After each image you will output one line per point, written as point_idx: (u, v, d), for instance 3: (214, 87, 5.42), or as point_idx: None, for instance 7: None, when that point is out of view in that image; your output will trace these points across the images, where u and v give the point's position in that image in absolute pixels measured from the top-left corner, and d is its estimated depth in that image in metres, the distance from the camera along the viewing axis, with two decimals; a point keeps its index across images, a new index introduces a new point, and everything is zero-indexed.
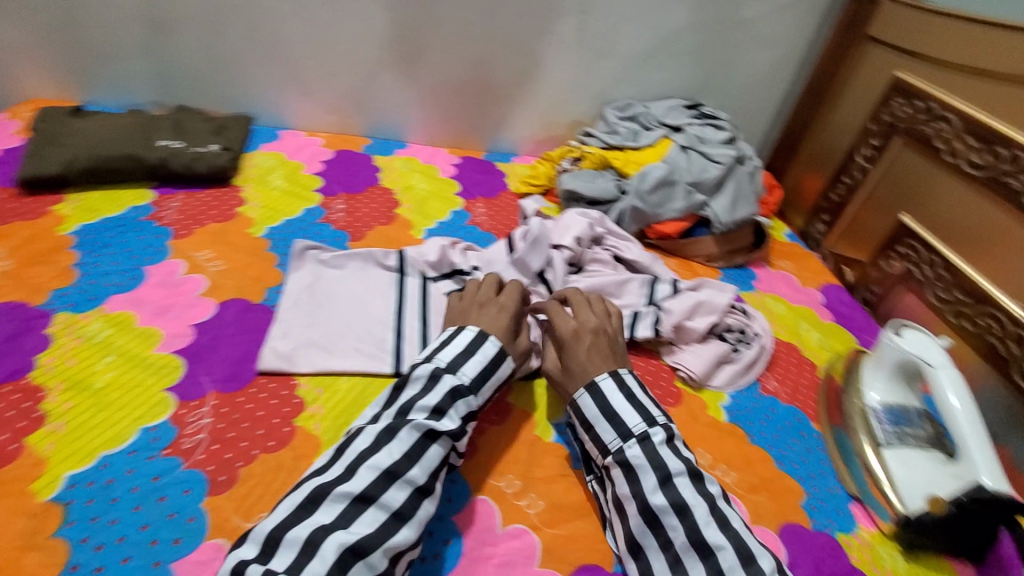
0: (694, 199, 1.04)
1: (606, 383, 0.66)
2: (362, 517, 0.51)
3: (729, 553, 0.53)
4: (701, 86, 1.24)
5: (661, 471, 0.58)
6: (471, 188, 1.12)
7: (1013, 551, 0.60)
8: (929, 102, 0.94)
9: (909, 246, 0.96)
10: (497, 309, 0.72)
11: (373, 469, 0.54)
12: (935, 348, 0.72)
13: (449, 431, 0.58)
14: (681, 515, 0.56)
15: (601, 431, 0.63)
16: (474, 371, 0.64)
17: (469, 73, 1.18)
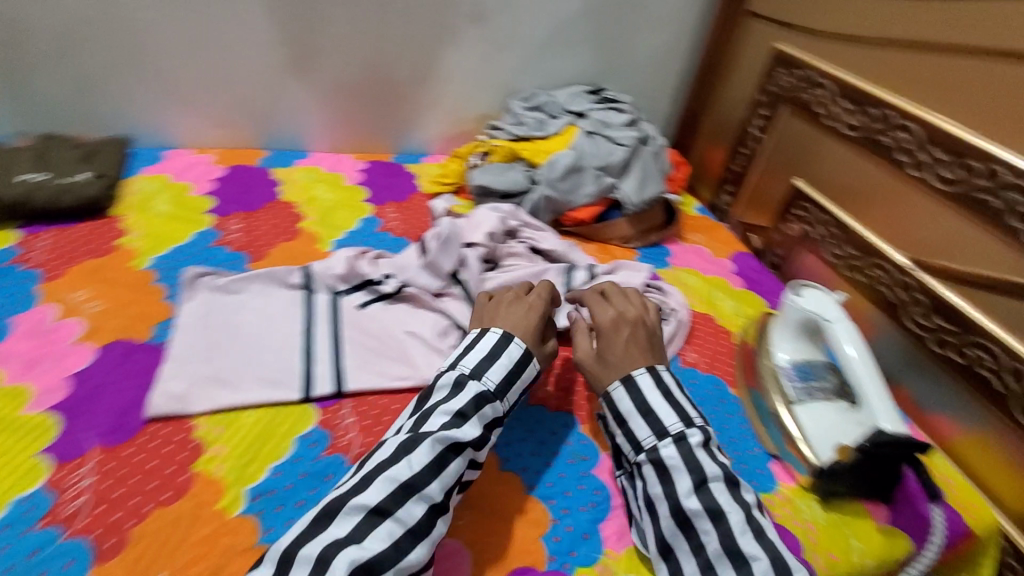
0: (604, 183, 1.05)
1: (643, 379, 0.65)
2: (376, 531, 0.51)
3: (764, 564, 0.52)
4: (602, 70, 1.24)
5: (696, 473, 0.58)
6: (379, 193, 1.07)
7: (916, 485, 0.67)
8: (807, 71, 0.99)
9: (803, 209, 1.01)
10: (527, 307, 0.72)
11: (390, 481, 0.53)
12: (831, 305, 0.76)
13: (468, 438, 0.58)
14: (715, 521, 0.55)
15: (635, 426, 0.63)
16: (499, 376, 0.64)
17: (365, 73, 1.14)
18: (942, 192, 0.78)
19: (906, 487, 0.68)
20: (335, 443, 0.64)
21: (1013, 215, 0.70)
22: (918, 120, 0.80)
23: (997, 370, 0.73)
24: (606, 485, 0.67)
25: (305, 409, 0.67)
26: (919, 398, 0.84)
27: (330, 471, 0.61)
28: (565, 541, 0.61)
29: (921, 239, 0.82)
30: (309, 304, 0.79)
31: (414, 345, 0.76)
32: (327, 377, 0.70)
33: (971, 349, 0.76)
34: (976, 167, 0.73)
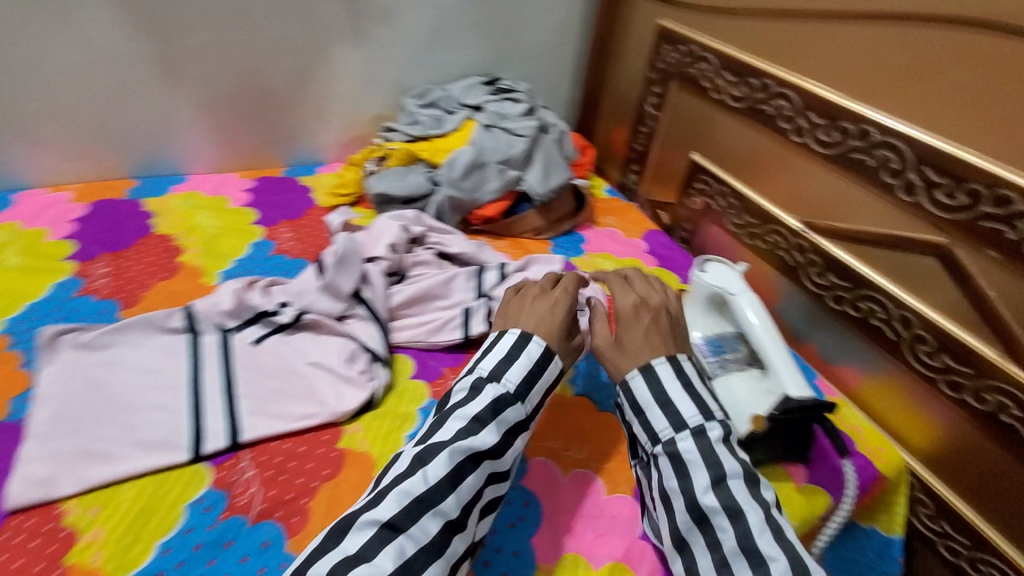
0: (508, 176, 1.02)
1: (663, 369, 0.61)
2: (387, 549, 0.48)
3: (782, 565, 0.49)
4: (496, 59, 1.21)
5: (715, 470, 0.55)
6: (270, 213, 0.99)
7: (827, 442, 0.72)
8: (690, 46, 1.00)
9: (703, 182, 1.03)
10: (551, 302, 0.68)
11: (403, 495, 0.51)
12: (734, 276, 0.79)
13: (484, 446, 0.56)
14: (733, 518, 0.53)
15: (651, 417, 0.59)
16: (519, 377, 0.61)
17: (239, 84, 1.04)
18: (822, 155, 0.81)
19: (820, 445, 0.72)
20: (233, 503, 0.59)
21: (885, 172, 0.73)
22: (794, 87, 0.82)
23: (888, 320, 0.77)
24: (535, 494, 0.65)
25: (197, 468, 0.62)
26: (825, 351, 0.88)
27: (227, 537, 0.56)
28: (496, 564, 0.58)
29: (810, 202, 0.85)
30: (194, 348, 0.72)
31: (318, 377, 0.71)
32: (221, 429, 0.64)
33: (864, 303, 0.80)
34: (849, 128, 0.76)
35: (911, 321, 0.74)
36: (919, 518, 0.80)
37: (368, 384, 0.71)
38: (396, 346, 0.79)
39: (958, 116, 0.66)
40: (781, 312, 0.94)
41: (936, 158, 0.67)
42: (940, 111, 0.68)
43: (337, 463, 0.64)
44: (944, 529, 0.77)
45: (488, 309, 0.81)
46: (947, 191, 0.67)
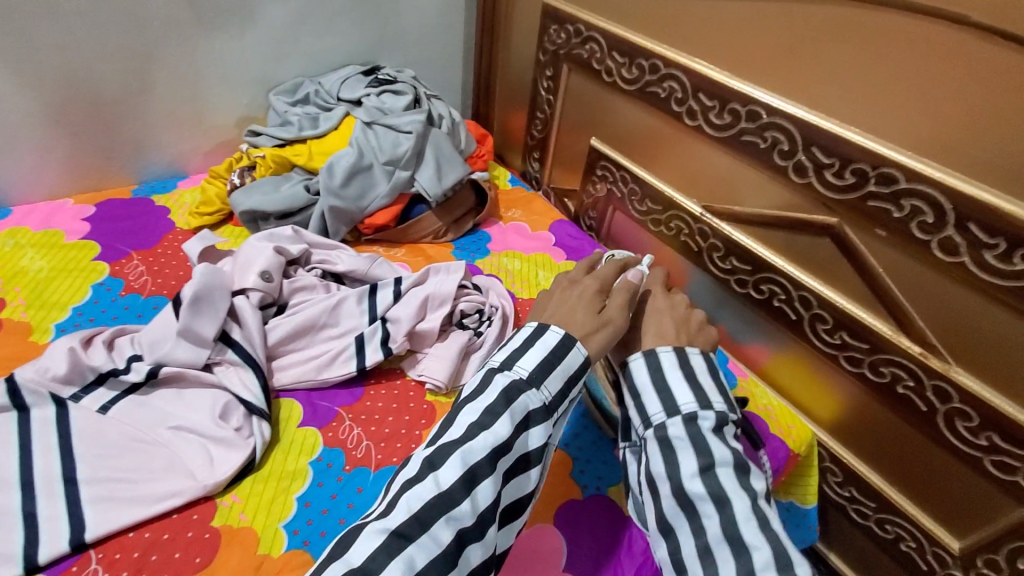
0: (397, 178, 0.93)
1: (666, 356, 0.58)
2: (394, 560, 0.44)
3: (765, 555, 0.46)
4: (374, 45, 1.09)
5: (705, 458, 0.51)
6: (117, 243, 0.85)
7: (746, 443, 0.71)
8: (576, 25, 0.94)
9: (604, 168, 0.99)
10: (577, 290, 0.64)
11: (414, 501, 0.47)
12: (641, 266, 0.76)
13: (500, 441, 0.50)
14: (720, 506, 0.49)
15: (646, 401, 0.56)
16: (533, 363, 0.56)
17: (59, 93, 0.87)
18: (715, 138, 0.78)
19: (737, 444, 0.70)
20: None
21: (777, 153, 0.72)
22: (683, 67, 0.79)
23: (789, 301, 0.77)
24: None
25: None
26: (733, 331, 0.88)
27: None
28: None
29: (707, 186, 0.83)
30: (19, 429, 0.59)
31: (185, 444, 0.61)
32: (60, 530, 0.53)
33: (766, 285, 0.79)
34: (740, 110, 0.74)
35: (809, 301, 0.75)
36: (829, 485, 0.83)
37: (248, 442, 0.62)
38: (279, 390, 0.70)
39: (841, 94, 0.65)
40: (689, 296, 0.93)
41: (823, 138, 0.66)
42: (821, 90, 0.66)
43: (212, 546, 0.55)
44: (851, 493, 0.80)
45: (386, 333, 0.73)
46: (836, 171, 0.66)
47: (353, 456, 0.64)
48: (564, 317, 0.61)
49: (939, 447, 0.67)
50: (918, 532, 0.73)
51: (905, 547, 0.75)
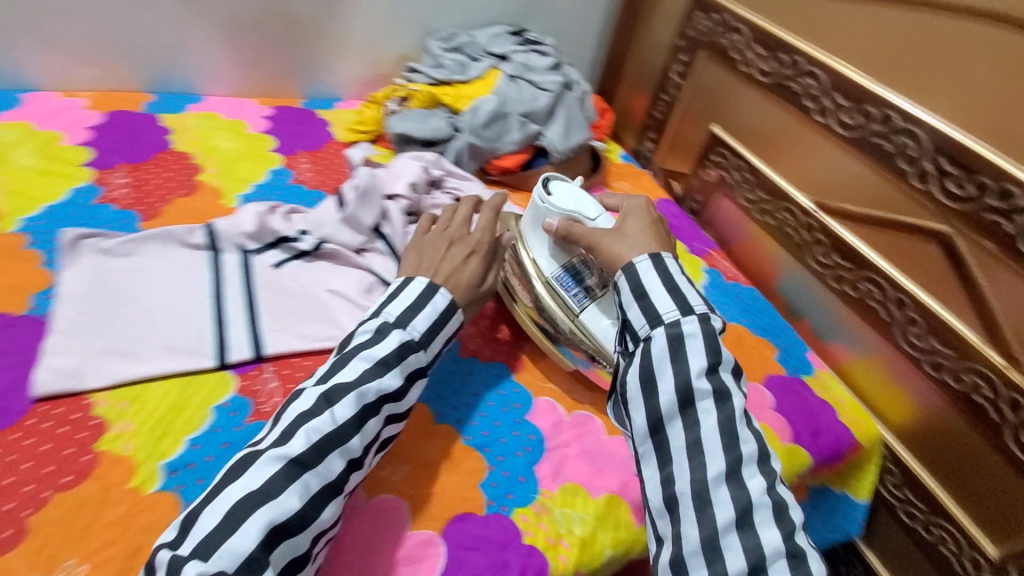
0: (529, 130, 1.02)
1: (671, 263, 0.62)
2: (292, 485, 0.48)
3: (752, 447, 0.54)
4: (525, 9, 1.19)
5: (712, 358, 0.56)
6: (288, 142, 0.99)
7: (779, 407, 0.81)
8: (723, 15, 1.00)
9: (720, 154, 1.04)
10: (466, 250, 0.68)
11: (313, 433, 0.51)
12: (580, 200, 0.71)
13: (390, 389, 0.56)
14: (720, 402, 0.55)
15: (658, 300, 0.59)
16: (424, 326, 0.61)
17: (262, 5, 1.01)
18: (844, 138, 0.83)
19: (777, 409, 0.81)
20: (258, 408, 0.61)
21: (902, 158, 0.76)
22: (825, 66, 0.83)
23: (884, 301, 0.81)
24: (540, 429, 0.67)
25: (223, 375, 0.64)
26: (817, 327, 0.93)
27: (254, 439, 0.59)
28: (502, 485, 0.61)
29: (826, 181, 0.87)
30: (216, 261, 0.73)
31: (337, 305, 0.73)
32: (244, 342, 0.66)
33: (864, 284, 0.84)
34: (873, 112, 0.78)
35: (906, 303, 0.78)
36: (886, 485, 0.86)
37: None
38: None
39: (978, 111, 0.69)
40: (778, 289, 0.99)
41: (952, 149, 0.70)
42: (961, 107, 0.70)
43: None
44: (906, 495, 0.83)
45: None
46: (957, 181, 0.70)
47: (468, 347, 0.74)
48: (449, 280, 0.65)
49: (1001, 457, 0.70)
50: (961, 537, 0.76)
51: (945, 551, 0.79)
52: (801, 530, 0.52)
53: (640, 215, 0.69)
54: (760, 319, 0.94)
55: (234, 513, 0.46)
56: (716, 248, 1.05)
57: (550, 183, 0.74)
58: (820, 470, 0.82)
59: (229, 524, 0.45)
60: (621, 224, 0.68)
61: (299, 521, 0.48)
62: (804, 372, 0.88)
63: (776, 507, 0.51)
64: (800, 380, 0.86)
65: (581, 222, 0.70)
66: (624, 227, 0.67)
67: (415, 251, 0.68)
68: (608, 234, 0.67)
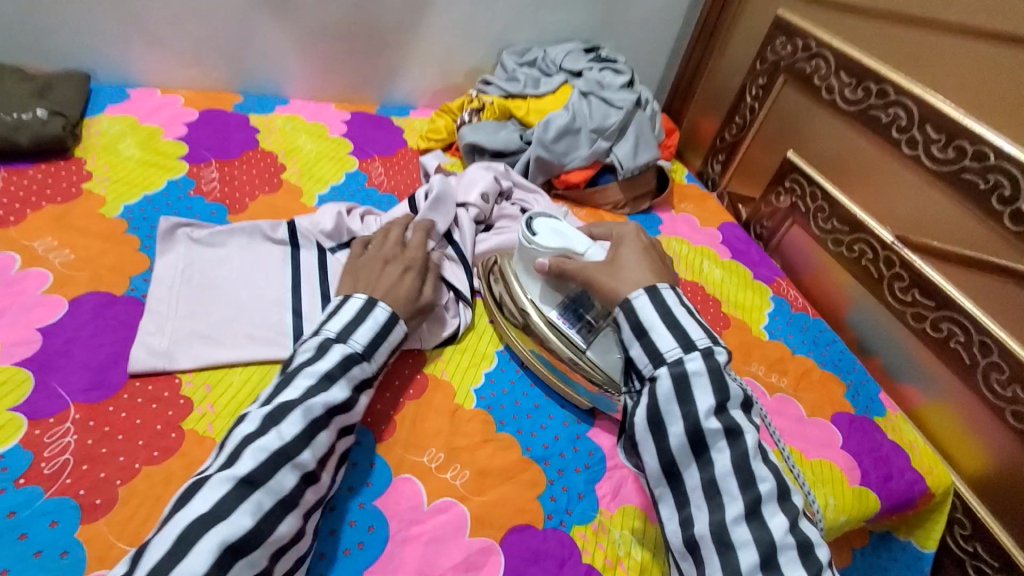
0: (598, 146, 1.02)
1: (668, 294, 0.59)
2: (244, 504, 0.46)
3: (770, 485, 0.51)
4: (599, 27, 1.19)
5: (720, 396, 0.53)
6: (363, 146, 1.03)
7: (851, 449, 0.77)
8: (807, 40, 0.99)
9: (794, 181, 1.02)
10: (403, 266, 0.69)
11: (259, 451, 0.49)
12: (566, 236, 0.69)
13: (337, 401, 0.54)
14: (732, 440, 0.52)
15: (658, 337, 0.56)
16: (366, 337, 0.60)
17: (348, 15, 1.05)
18: (933, 172, 0.79)
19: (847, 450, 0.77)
20: None
21: (996, 197, 0.72)
22: (916, 97, 0.81)
23: (967, 344, 0.77)
24: (600, 447, 0.66)
25: None
26: (890, 366, 0.90)
27: None
28: (561, 500, 0.61)
29: (909, 214, 0.84)
30: (295, 255, 0.77)
31: None
32: None
33: (945, 324, 0.80)
34: (967, 147, 0.75)
35: (990, 348, 0.74)
36: (953, 537, 0.82)
37: (454, 322, 0.74)
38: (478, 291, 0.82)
39: None
40: (849, 322, 0.96)
41: None
42: None
43: (422, 385, 0.68)
44: (975, 549, 0.79)
45: None
46: None
47: None
48: (388, 294, 0.64)
49: None
50: None
51: None
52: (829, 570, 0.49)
53: (632, 242, 0.66)
54: (829, 353, 0.90)
55: (184, 536, 0.43)
56: (783, 276, 1.02)
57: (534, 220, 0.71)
58: (888, 516, 0.78)
59: (181, 548, 0.43)
60: (614, 255, 0.65)
61: (253, 537, 0.45)
62: (875, 413, 0.84)
63: (800, 547, 0.49)
64: (870, 421, 0.82)
65: (574, 258, 0.67)
66: (616, 256, 0.64)
67: (354, 273, 0.68)
68: (604, 265, 0.64)
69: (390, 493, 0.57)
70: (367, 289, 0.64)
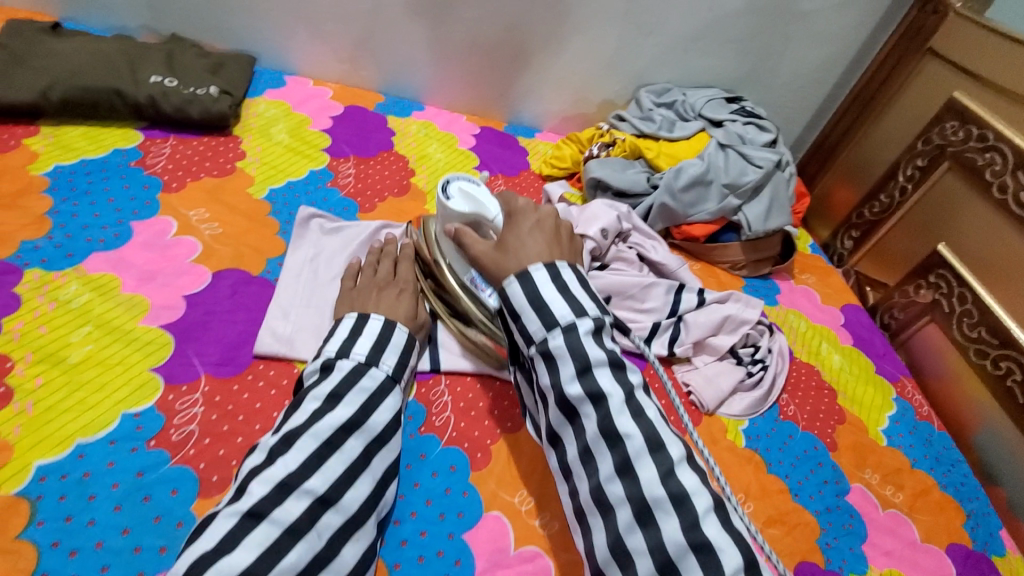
0: (728, 203, 0.97)
1: (538, 274, 0.52)
2: (249, 538, 0.44)
3: (636, 442, 0.47)
4: (745, 78, 1.15)
5: (581, 361, 0.49)
6: (489, 163, 1.04)
7: None
8: (984, 130, 0.90)
9: (940, 277, 0.94)
10: (397, 290, 0.68)
11: (265, 483, 0.48)
12: (474, 198, 0.66)
13: (343, 420, 0.53)
14: (596, 404, 0.48)
15: (525, 319, 0.51)
16: (367, 347, 0.59)
17: (498, 36, 1.06)
18: None
19: None
20: (430, 420, 0.64)
21: None
22: None
23: None
24: None
25: None
26: (1016, 502, 0.80)
27: (423, 450, 0.61)
28: None
29: None
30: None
31: None
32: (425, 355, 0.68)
33: None
34: None
35: None
36: None
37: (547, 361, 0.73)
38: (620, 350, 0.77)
39: None
40: (976, 443, 0.86)
41: None
42: None
43: (519, 420, 0.66)
44: None
45: (675, 334, 0.81)
46: None
47: None
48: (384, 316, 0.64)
49: None
50: None
51: None
52: (710, 517, 0.44)
53: (521, 219, 0.59)
54: (953, 474, 0.81)
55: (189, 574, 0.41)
56: (908, 375, 0.94)
57: (449, 184, 0.68)
58: None
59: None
60: (502, 237, 0.58)
61: (259, 567, 0.43)
62: (995, 552, 0.74)
63: (670, 498, 0.44)
64: (989, 560, 0.73)
65: (485, 222, 0.65)
66: (506, 239, 0.57)
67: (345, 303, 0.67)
68: (492, 251, 0.57)
69: (478, 529, 0.57)
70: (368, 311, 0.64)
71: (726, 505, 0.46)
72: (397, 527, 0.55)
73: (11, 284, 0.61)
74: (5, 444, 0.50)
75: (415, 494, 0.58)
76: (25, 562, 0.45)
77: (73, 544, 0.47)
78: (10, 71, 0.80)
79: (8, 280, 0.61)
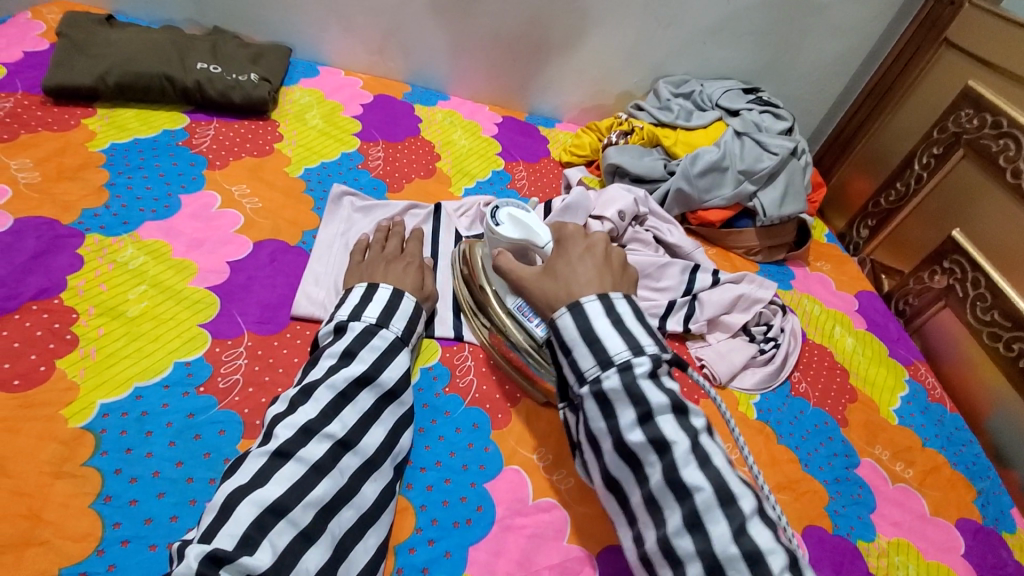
0: (744, 189, 1.00)
1: (591, 305, 0.54)
2: (279, 473, 0.48)
3: (706, 495, 0.47)
4: (763, 70, 1.17)
5: (641, 406, 0.50)
6: (511, 150, 1.08)
7: (975, 559, 0.70)
8: (999, 117, 0.91)
9: (954, 262, 0.95)
10: (404, 261, 0.71)
11: (289, 427, 0.51)
12: (524, 223, 0.68)
13: (358, 373, 0.56)
14: (660, 452, 0.49)
15: (578, 356, 0.53)
16: (378, 311, 0.62)
17: (521, 29, 1.10)
18: None
19: (970, 557, 0.70)
20: (455, 381, 0.68)
21: None
22: None
23: None
24: None
25: (429, 343, 0.71)
26: None
27: (448, 408, 0.65)
28: None
29: None
30: (433, 227, 0.84)
31: None
32: (448, 320, 0.73)
33: None
34: None
35: None
36: None
37: None
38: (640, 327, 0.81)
39: None
40: (989, 427, 0.87)
41: None
42: None
43: None
44: None
45: (690, 311, 0.83)
46: None
47: None
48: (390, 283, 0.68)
49: None
50: None
51: None
52: None
53: (569, 246, 0.60)
54: (964, 453, 0.82)
55: (227, 504, 0.46)
56: (921, 359, 0.95)
57: (500, 210, 0.71)
58: None
59: (222, 513, 0.45)
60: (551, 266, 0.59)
61: (289, 498, 0.47)
62: (1005, 529, 0.76)
63: (746, 557, 0.45)
64: (999, 536, 0.74)
65: (534, 247, 0.66)
66: (555, 268, 0.59)
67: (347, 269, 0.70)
68: (539, 279, 0.59)
69: (499, 480, 0.61)
70: (376, 281, 0.67)
71: (801, 559, 0.46)
72: (425, 474, 0.59)
73: (73, 246, 0.67)
74: (72, 384, 0.55)
75: (440, 447, 0.62)
76: (90, 486, 0.50)
77: (133, 472, 0.51)
78: (71, 57, 0.86)
79: (70, 242, 0.67)
